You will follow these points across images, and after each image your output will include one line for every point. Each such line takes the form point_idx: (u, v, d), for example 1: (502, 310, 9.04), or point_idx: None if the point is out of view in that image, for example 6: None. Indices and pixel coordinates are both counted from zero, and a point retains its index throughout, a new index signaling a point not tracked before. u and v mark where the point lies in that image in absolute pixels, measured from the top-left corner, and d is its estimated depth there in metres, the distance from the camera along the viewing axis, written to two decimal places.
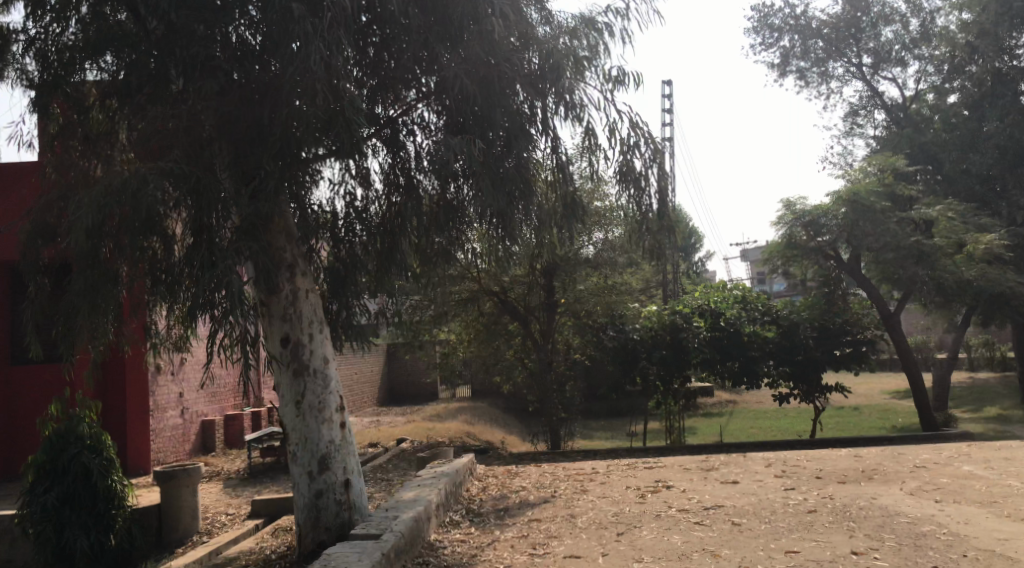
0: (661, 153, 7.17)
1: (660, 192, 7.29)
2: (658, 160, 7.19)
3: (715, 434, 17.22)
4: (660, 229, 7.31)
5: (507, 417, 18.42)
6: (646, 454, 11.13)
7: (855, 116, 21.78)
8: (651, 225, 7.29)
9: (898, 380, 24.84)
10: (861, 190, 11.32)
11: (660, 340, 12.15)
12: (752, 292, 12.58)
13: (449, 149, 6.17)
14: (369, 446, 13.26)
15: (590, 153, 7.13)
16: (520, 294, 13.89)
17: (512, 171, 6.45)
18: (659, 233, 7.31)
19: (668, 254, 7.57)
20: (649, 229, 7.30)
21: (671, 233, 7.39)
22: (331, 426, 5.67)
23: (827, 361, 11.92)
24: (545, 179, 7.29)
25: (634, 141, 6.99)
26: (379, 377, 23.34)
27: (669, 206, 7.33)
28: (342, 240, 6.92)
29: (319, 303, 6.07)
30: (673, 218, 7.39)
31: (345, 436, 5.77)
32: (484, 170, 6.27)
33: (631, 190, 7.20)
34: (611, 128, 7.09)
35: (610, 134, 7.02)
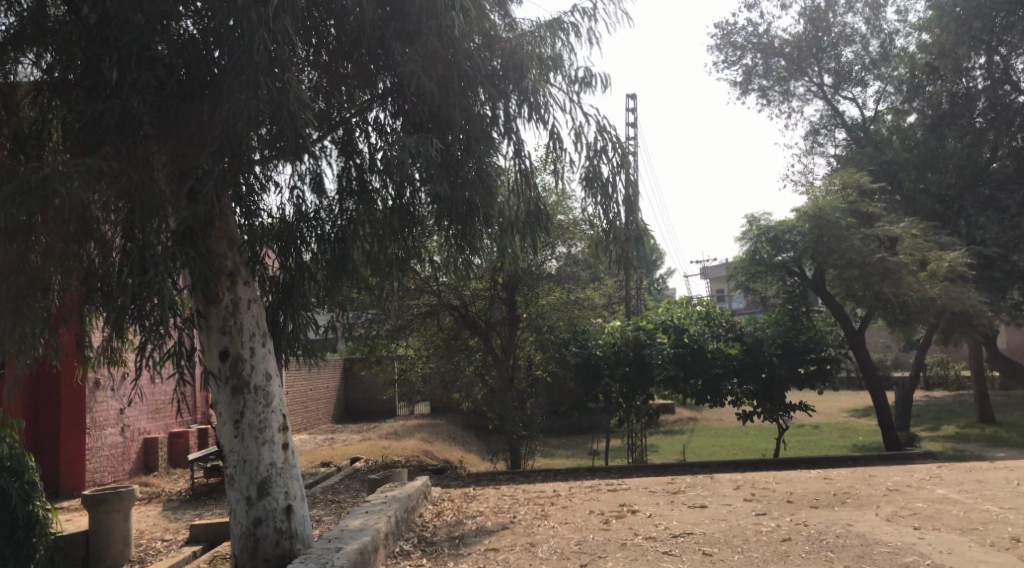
0: (629, 159, 6.91)
1: (628, 201, 7.02)
2: (626, 166, 6.92)
3: (677, 452, 17.00)
4: (629, 239, 7.02)
5: (466, 434, 17.98)
6: (608, 474, 10.82)
7: (816, 135, 21.97)
8: (619, 234, 7.00)
9: (857, 398, 24.99)
10: (826, 206, 11.21)
11: (624, 356, 11.89)
12: (716, 309, 12.42)
13: (404, 150, 5.81)
14: (322, 465, 12.73)
15: (555, 158, 6.83)
16: (481, 308, 13.51)
17: (471, 178, 6.16)
18: (628, 243, 7.01)
19: (636, 266, 7.30)
20: (618, 239, 7.00)
21: (640, 243, 7.11)
22: (273, 448, 5.23)
23: (791, 378, 11.78)
24: (507, 186, 6.98)
25: (601, 146, 6.73)
26: (335, 392, 22.72)
27: (637, 216, 7.06)
28: (297, 250, 6.59)
29: (263, 314, 5.63)
30: (642, 227, 7.10)
31: (288, 458, 5.34)
32: (440, 172, 5.98)
33: (598, 198, 6.93)
34: (578, 132, 6.82)
35: (576, 138, 6.73)
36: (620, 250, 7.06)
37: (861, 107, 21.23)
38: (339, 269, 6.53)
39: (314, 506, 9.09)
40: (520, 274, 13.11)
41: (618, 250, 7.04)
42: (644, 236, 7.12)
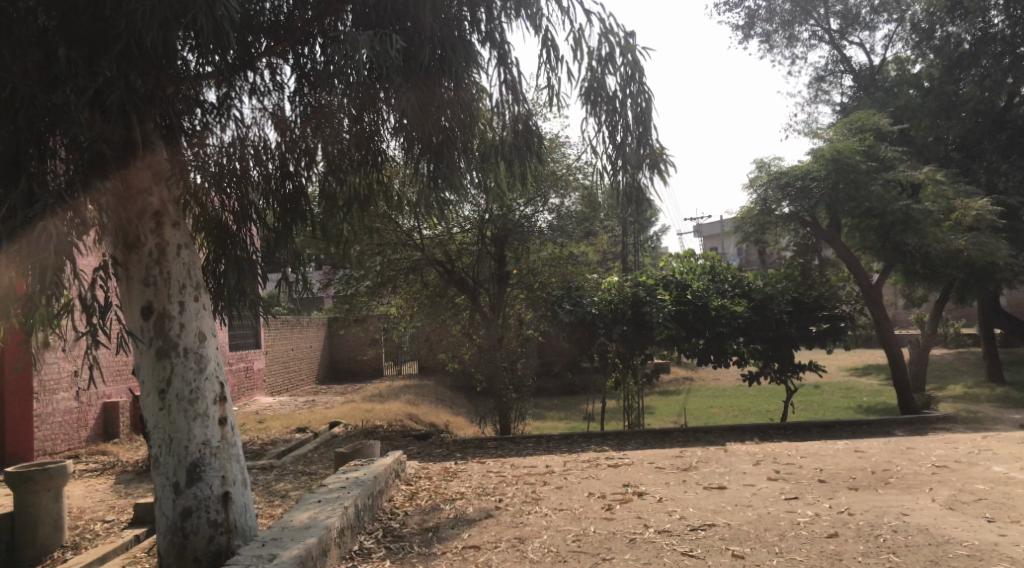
0: (640, 71, 5.95)
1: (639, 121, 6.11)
2: (637, 76, 5.95)
3: (674, 414, 16.28)
4: (639, 166, 6.09)
5: (453, 397, 17.17)
6: (606, 441, 10.02)
7: (821, 82, 20.85)
8: (629, 161, 6.09)
9: (856, 357, 24.34)
10: (844, 147, 10.22)
11: (621, 314, 11.02)
12: (722, 263, 11.55)
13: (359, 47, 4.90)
14: (297, 431, 11.88)
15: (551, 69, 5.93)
16: (468, 264, 12.70)
17: (450, 100, 5.52)
18: (637, 169, 6.10)
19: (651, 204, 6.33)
20: (626, 167, 6.11)
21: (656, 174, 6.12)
22: (206, 425, 4.31)
23: (802, 338, 10.94)
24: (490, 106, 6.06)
25: (606, 52, 5.82)
26: (316, 353, 21.81)
27: (651, 137, 6.08)
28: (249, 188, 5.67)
29: (196, 262, 4.63)
30: (656, 151, 6.11)
31: (227, 436, 4.42)
32: (408, 86, 5.36)
33: (603, 120, 5.98)
34: (578, 37, 5.92)
35: (576, 45, 5.88)
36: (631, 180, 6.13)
37: (869, 52, 20.09)
38: (296, 206, 5.84)
39: (283, 478, 8.22)
40: (510, 224, 12.25)
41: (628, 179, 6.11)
42: (660, 162, 6.13)
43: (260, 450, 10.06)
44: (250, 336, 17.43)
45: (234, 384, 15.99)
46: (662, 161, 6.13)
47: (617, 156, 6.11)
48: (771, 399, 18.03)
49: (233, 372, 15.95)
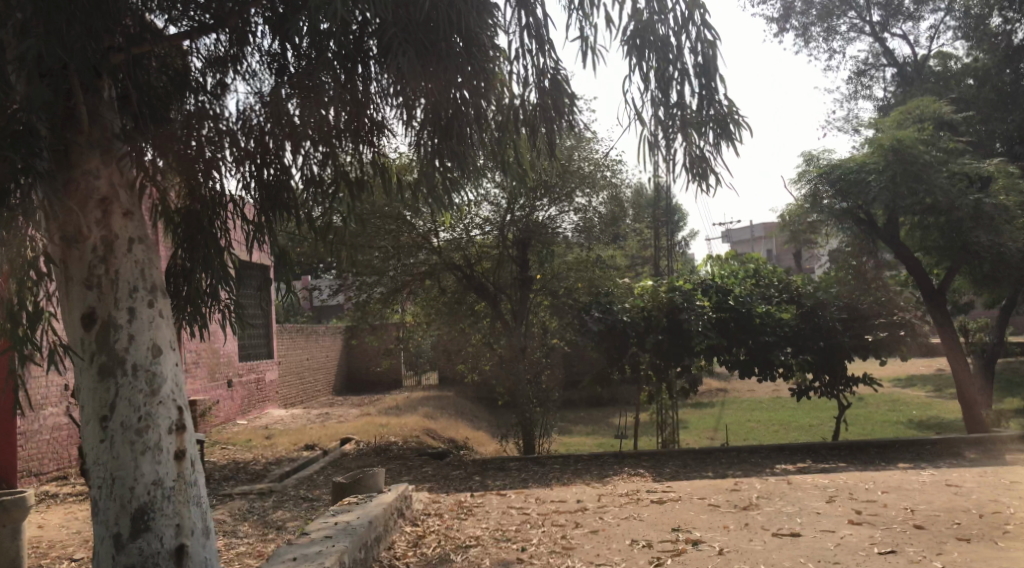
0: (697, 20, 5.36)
1: (701, 77, 5.47)
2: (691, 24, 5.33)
3: (709, 430, 15.28)
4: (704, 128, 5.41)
5: (474, 411, 16.31)
6: (640, 463, 9.10)
7: (862, 78, 19.80)
8: (691, 125, 5.44)
9: (898, 368, 23.14)
10: (905, 137, 9.30)
11: (655, 322, 10.16)
12: (765, 265, 10.58)
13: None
14: (306, 448, 11.11)
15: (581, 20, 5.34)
16: (488, 269, 11.90)
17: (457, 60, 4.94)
18: (701, 132, 5.43)
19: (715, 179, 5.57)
20: (687, 130, 5.43)
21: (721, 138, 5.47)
22: (158, 460, 3.45)
23: (855, 348, 9.94)
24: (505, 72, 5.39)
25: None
26: (333, 365, 21.10)
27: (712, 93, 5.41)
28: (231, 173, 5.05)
29: (152, 258, 3.79)
30: (722, 112, 5.42)
31: (187, 473, 3.57)
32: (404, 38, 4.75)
33: (655, 78, 5.38)
34: None
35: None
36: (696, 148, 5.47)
37: (912, 46, 19.01)
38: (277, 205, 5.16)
39: (282, 506, 7.41)
40: (531, 225, 11.55)
41: (690, 146, 5.44)
42: (728, 125, 5.43)
43: (262, 472, 9.28)
44: (263, 346, 16.79)
45: (245, 396, 15.31)
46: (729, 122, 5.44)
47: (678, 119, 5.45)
48: (812, 412, 16.95)
49: (244, 384, 15.28)
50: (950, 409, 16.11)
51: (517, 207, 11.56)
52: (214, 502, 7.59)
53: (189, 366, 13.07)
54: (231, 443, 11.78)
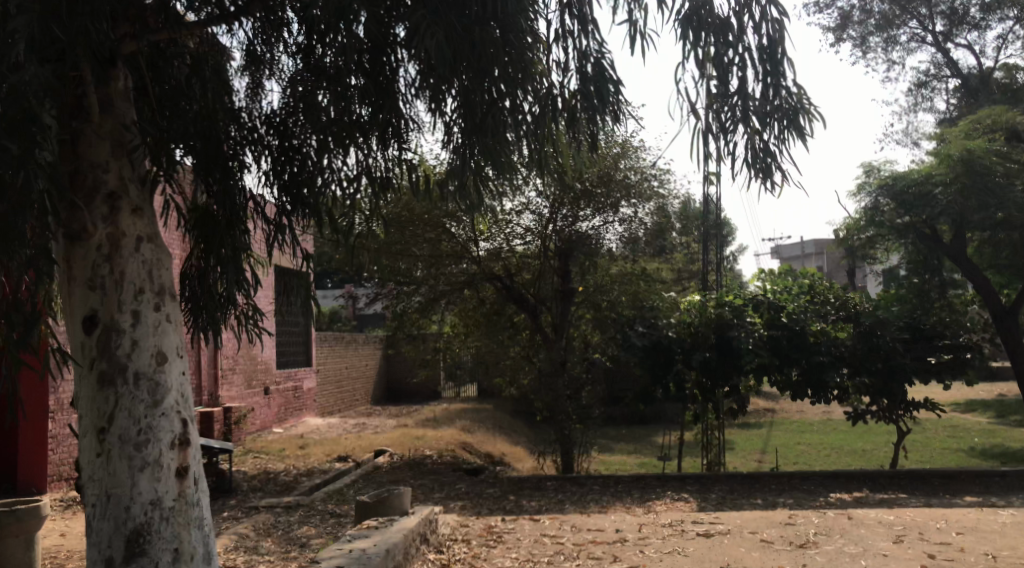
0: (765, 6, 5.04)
1: (766, 65, 5.14)
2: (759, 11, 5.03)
3: (756, 452, 14.65)
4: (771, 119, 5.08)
5: (512, 425, 15.95)
6: (684, 486, 8.63)
7: (922, 89, 19.03)
8: (755, 116, 5.11)
9: (957, 392, 22.10)
10: (977, 147, 8.73)
11: (703, 340, 9.71)
12: (821, 281, 10.04)
13: None
14: (339, 460, 10.88)
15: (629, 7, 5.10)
16: (529, 280, 11.66)
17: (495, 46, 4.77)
18: (767, 124, 5.11)
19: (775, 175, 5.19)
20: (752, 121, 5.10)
21: (788, 131, 5.14)
22: (158, 477, 3.19)
23: (917, 371, 9.33)
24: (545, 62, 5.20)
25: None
26: (372, 374, 20.96)
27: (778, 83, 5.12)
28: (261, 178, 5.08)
29: (160, 258, 3.55)
30: (790, 104, 5.13)
31: (188, 492, 3.31)
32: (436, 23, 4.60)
33: (717, 66, 5.07)
34: None
35: None
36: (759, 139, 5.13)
37: (977, 56, 18.19)
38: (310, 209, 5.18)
39: (308, 521, 7.16)
40: (572, 238, 11.33)
41: (755, 138, 5.12)
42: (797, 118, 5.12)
43: (292, 483, 9.06)
44: (302, 354, 16.72)
45: (282, 404, 15.22)
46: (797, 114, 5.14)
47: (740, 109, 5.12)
48: (866, 436, 16.18)
49: (281, 392, 15.20)
50: (1016, 437, 15.20)
51: (560, 217, 11.26)
52: (239, 514, 7.37)
53: (226, 373, 13.00)
54: (265, 452, 11.63)
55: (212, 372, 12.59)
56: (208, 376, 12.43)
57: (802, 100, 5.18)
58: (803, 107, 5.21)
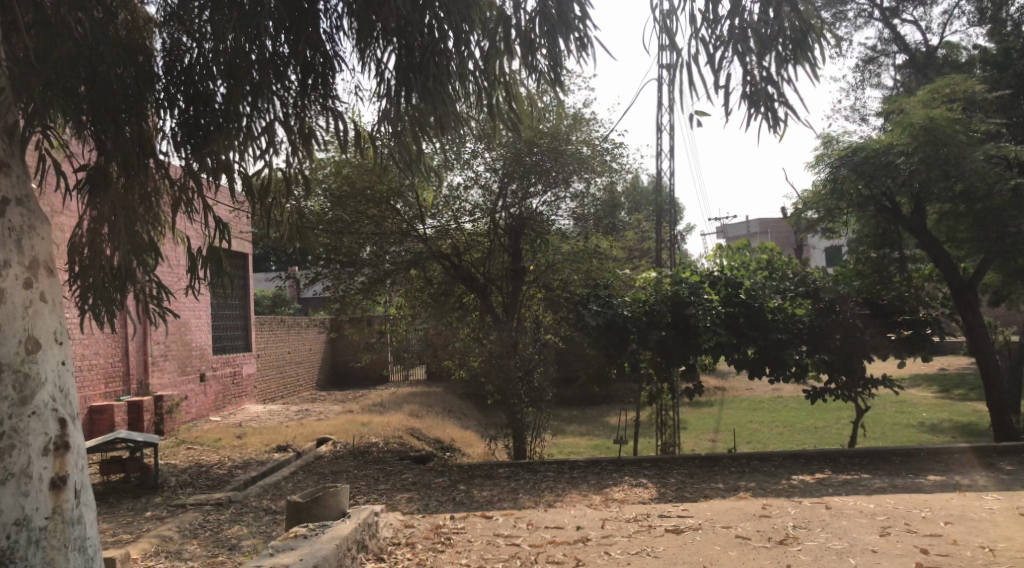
0: None
1: None
2: None
3: (710, 432, 14.47)
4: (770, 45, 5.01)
5: (462, 409, 15.49)
6: (642, 472, 8.28)
7: (869, 66, 19.03)
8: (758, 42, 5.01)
9: (902, 367, 22.40)
10: (940, 116, 8.54)
11: (659, 317, 9.38)
12: (780, 256, 9.75)
13: None
14: (278, 450, 10.25)
15: None
16: (478, 259, 11.21)
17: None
18: (763, 52, 4.99)
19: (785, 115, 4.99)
20: (739, 48, 5.00)
21: (789, 60, 5.04)
22: (25, 473, 3.40)
23: (877, 347, 9.16)
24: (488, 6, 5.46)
25: None
26: (315, 358, 20.22)
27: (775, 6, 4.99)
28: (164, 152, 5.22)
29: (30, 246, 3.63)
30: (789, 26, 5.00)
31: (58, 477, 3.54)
32: None
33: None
34: None
35: None
36: (759, 64, 4.94)
37: (924, 32, 18.22)
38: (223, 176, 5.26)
39: (239, 520, 6.56)
40: (522, 216, 10.88)
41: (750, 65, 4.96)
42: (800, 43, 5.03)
43: (225, 477, 8.43)
44: (241, 339, 15.92)
45: (219, 391, 14.45)
46: (801, 42, 5.04)
47: (737, 33, 5.00)
48: (816, 413, 16.20)
49: (218, 378, 14.42)
50: (962, 410, 15.37)
51: (510, 193, 10.78)
52: (164, 514, 6.72)
53: (157, 359, 12.18)
54: (198, 444, 10.90)
55: (142, 359, 11.75)
56: (137, 363, 11.59)
57: (807, 21, 5.02)
58: (809, 31, 5.06)
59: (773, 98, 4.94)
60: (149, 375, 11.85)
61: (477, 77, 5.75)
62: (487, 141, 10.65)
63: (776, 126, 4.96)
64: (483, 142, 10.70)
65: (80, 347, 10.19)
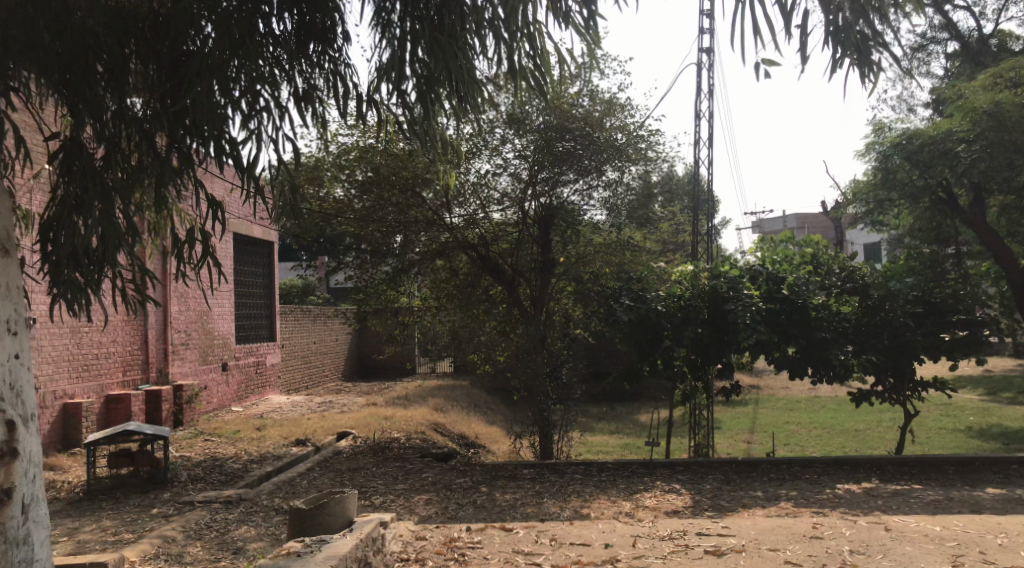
0: None
1: None
2: None
3: (744, 433, 13.92)
4: None
5: (487, 404, 15.13)
6: (675, 477, 7.81)
7: (918, 53, 18.21)
8: None
9: (945, 368, 21.55)
10: (1005, 100, 8.35)
11: (695, 313, 8.91)
12: (826, 250, 9.15)
13: None
14: (297, 444, 9.94)
15: None
16: (505, 250, 10.79)
17: None
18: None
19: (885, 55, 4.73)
20: None
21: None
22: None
23: (929, 348, 8.55)
24: None
25: None
26: (341, 349, 20.01)
27: None
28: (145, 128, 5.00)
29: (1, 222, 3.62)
30: None
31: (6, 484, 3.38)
32: None
33: None
34: None
35: None
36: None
37: (977, 18, 17.42)
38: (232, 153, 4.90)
39: (249, 520, 6.22)
40: (552, 205, 10.46)
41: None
42: None
43: (239, 472, 8.13)
44: (265, 328, 15.72)
45: (242, 381, 14.23)
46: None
47: None
48: (855, 414, 15.55)
49: (241, 368, 14.20)
50: (1013, 415, 14.62)
51: (540, 182, 10.37)
52: (170, 511, 6.39)
53: (177, 348, 11.99)
54: (217, 435, 10.65)
55: (162, 348, 11.54)
56: (157, 352, 11.37)
57: None
58: None
59: (867, 38, 4.59)
60: (169, 364, 11.62)
61: (497, 30, 5.37)
62: (517, 128, 10.25)
63: (868, 68, 4.68)
64: (513, 127, 10.28)
65: (98, 333, 9.98)
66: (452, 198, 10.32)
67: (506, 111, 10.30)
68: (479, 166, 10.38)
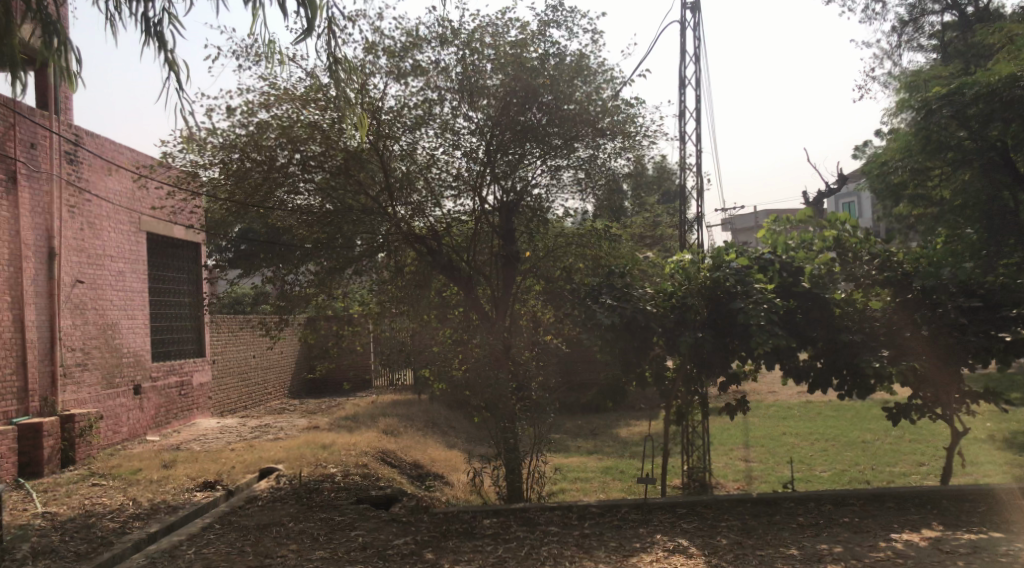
0: None
1: None
2: None
3: (740, 449, 12.25)
4: None
5: (446, 425, 13.33)
6: (678, 528, 6.06)
7: (908, 27, 16.69)
8: None
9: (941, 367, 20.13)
10: None
11: (690, 315, 7.19)
12: (852, 232, 7.44)
13: None
14: (203, 488, 8.04)
15: None
16: (460, 243, 8.97)
17: None
18: None
19: None
20: None
21: None
22: None
23: (985, 352, 6.86)
24: None
25: None
26: (287, 365, 18.07)
27: None
28: None
29: None
30: None
31: None
32: None
33: None
34: None
35: None
36: None
37: None
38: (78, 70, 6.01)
39: None
40: (515, 190, 8.70)
41: None
42: None
43: (110, 536, 6.22)
44: (192, 342, 13.74)
45: (161, 405, 12.25)
46: None
47: None
48: (860, 423, 13.96)
49: (159, 390, 12.23)
50: None
51: (500, 161, 8.56)
52: None
53: (71, 370, 10.01)
54: (109, 479, 8.68)
55: (50, 370, 9.50)
56: (41, 377, 9.34)
57: None
58: None
59: None
60: (58, 392, 9.60)
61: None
62: (471, 97, 8.49)
63: None
64: (465, 96, 8.49)
65: None
66: (392, 181, 8.53)
67: (455, 76, 8.52)
68: (424, 140, 8.59)
